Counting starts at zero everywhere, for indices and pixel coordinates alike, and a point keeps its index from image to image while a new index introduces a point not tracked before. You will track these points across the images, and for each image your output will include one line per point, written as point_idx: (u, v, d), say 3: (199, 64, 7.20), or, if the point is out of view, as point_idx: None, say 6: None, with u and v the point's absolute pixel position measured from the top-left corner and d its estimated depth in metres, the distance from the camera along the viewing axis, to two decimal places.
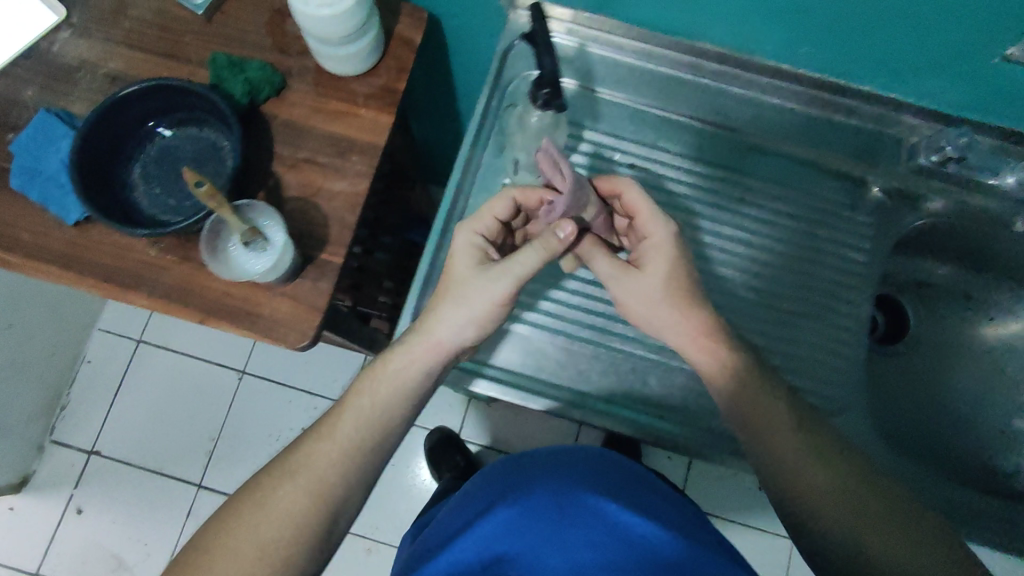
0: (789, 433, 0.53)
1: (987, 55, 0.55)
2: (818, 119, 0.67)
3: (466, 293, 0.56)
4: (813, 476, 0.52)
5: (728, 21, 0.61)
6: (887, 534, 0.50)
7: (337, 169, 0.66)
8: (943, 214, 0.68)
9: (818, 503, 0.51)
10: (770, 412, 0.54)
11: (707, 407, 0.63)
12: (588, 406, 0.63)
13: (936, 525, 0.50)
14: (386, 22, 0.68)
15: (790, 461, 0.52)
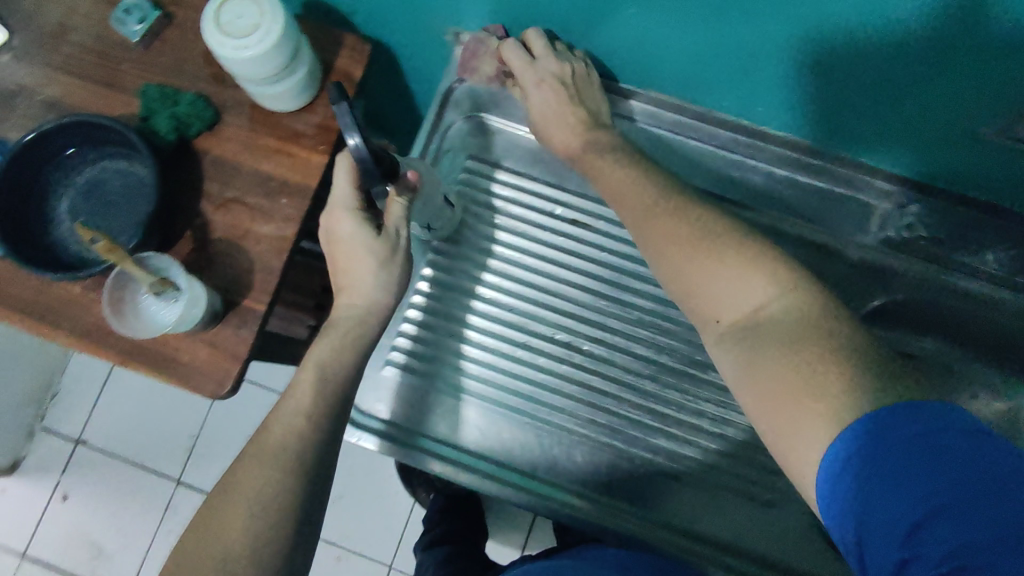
0: (701, 263, 0.53)
1: (935, 119, 0.55)
2: (783, 179, 0.66)
3: (361, 249, 0.57)
4: (734, 287, 0.51)
5: (678, 77, 0.61)
6: (789, 312, 0.48)
7: (266, 211, 0.63)
8: (902, 294, 0.67)
9: (736, 309, 0.51)
10: (729, 263, 0.51)
11: (615, 476, 0.69)
12: (500, 469, 0.69)
13: (835, 339, 0.46)
14: (325, 56, 0.65)
15: (724, 283, 0.51)
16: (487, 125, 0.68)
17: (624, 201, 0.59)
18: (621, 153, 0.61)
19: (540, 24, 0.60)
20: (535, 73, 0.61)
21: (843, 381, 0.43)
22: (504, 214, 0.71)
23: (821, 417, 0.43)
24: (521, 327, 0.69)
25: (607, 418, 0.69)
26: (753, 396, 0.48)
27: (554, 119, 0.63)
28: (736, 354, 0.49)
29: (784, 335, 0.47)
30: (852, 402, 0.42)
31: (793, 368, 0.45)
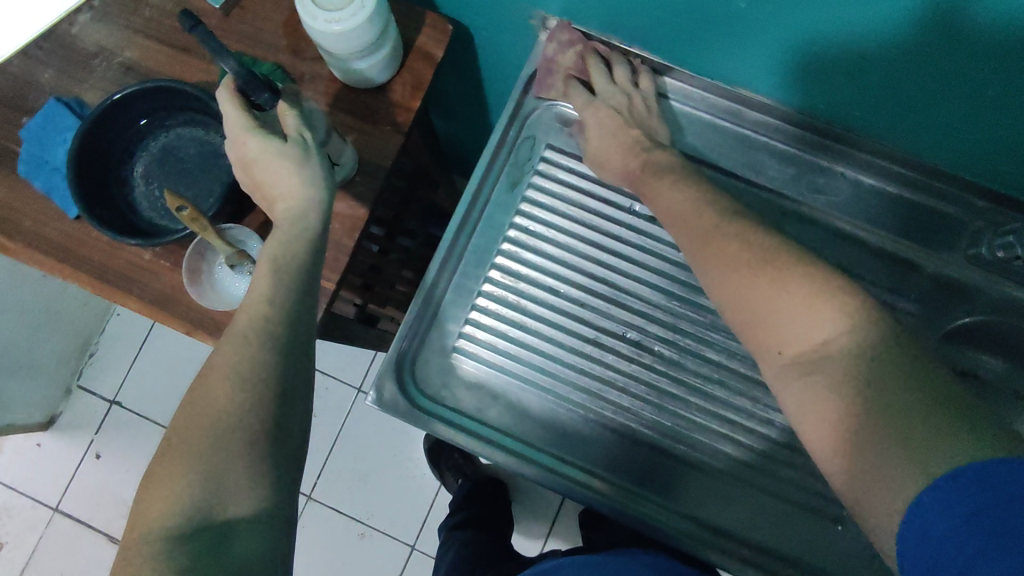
0: (782, 292, 0.43)
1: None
2: (866, 188, 0.65)
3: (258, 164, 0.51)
4: (803, 320, 0.42)
5: (774, 77, 0.59)
6: (836, 348, 0.40)
7: (338, 188, 0.62)
8: (996, 313, 0.64)
9: (805, 346, 0.42)
10: (797, 283, 0.42)
11: (680, 483, 0.64)
12: (550, 461, 0.63)
13: (932, 388, 0.37)
14: (405, 35, 0.64)
15: (795, 312, 0.42)
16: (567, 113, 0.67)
17: (680, 225, 0.51)
18: (671, 163, 0.56)
19: (627, 11, 0.57)
20: (608, 102, 0.61)
21: (949, 430, 0.35)
22: (574, 197, 0.66)
23: (908, 472, 0.35)
24: (576, 314, 0.65)
25: (665, 417, 0.64)
26: (826, 443, 0.40)
27: (617, 134, 0.60)
28: (806, 391, 0.41)
29: (855, 374, 0.39)
30: (950, 445, 0.35)
31: (862, 411, 0.38)
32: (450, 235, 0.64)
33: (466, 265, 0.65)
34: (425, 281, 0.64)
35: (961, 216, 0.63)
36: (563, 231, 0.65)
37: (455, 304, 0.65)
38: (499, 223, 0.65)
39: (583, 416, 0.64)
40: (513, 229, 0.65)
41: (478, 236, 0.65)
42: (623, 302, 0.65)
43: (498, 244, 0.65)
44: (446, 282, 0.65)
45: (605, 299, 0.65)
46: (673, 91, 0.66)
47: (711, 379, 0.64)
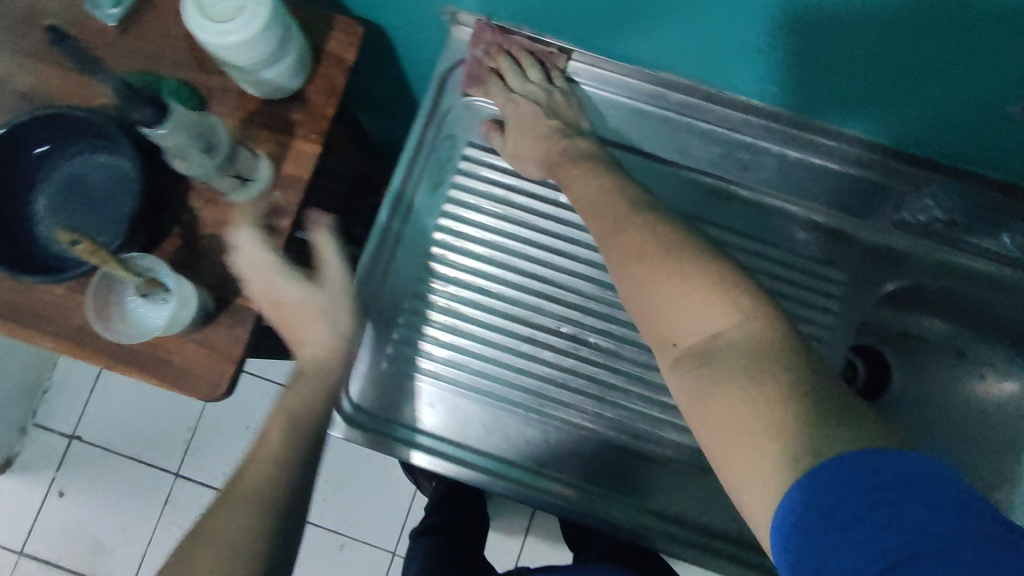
0: (676, 286, 0.43)
1: (966, 100, 0.52)
2: (792, 161, 0.63)
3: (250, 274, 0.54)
4: (699, 312, 0.42)
5: (691, 58, 0.58)
6: (735, 352, 0.40)
7: (256, 205, 0.60)
8: (928, 276, 0.64)
9: (698, 338, 0.42)
10: (694, 275, 0.43)
11: (632, 477, 0.63)
12: (493, 465, 0.62)
13: (817, 381, 0.38)
14: (314, 39, 0.62)
15: (691, 306, 0.43)
16: (484, 108, 0.64)
17: (590, 211, 0.52)
18: (586, 151, 0.56)
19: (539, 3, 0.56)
20: (516, 99, 0.61)
21: (834, 426, 0.37)
22: (499, 195, 0.64)
23: (782, 460, 0.36)
24: (527, 322, 0.64)
25: (606, 410, 0.64)
26: (712, 430, 0.40)
27: (530, 127, 0.59)
28: (697, 380, 0.41)
29: (745, 364, 0.39)
30: (845, 441, 0.36)
31: (746, 402, 0.39)
32: (372, 241, 0.61)
33: (394, 273, 0.63)
34: (353, 293, 0.62)
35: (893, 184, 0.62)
36: (492, 231, 0.64)
37: (387, 313, 0.63)
38: (425, 228, 0.63)
39: (539, 421, 0.64)
40: (440, 233, 0.64)
41: (403, 243, 0.63)
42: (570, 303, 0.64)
43: (426, 249, 0.64)
44: (375, 292, 0.63)
45: (552, 302, 0.64)
46: (588, 76, 0.64)
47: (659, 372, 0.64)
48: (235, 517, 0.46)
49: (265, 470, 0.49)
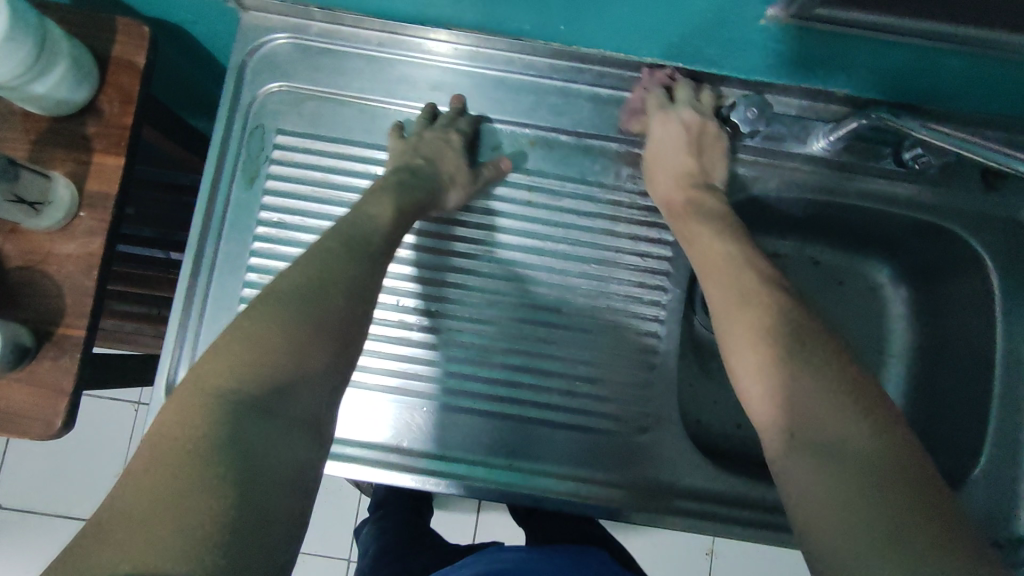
0: (814, 369, 0.40)
1: (750, 16, 0.48)
2: (605, 101, 0.61)
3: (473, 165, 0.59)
4: (822, 409, 0.39)
5: (469, 8, 0.54)
6: (853, 440, 0.37)
7: (63, 229, 0.57)
8: (767, 193, 0.61)
9: (812, 426, 0.38)
10: (821, 368, 0.40)
11: (519, 441, 0.58)
12: (349, 453, 0.58)
13: (919, 496, 0.34)
14: (96, 46, 0.58)
15: (806, 399, 0.39)
16: (285, 91, 0.60)
17: (711, 275, 0.50)
18: (714, 211, 0.54)
19: None
20: (681, 115, 0.57)
21: (936, 543, 0.32)
22: (317, 175, 0.59)
23: (896, 562, 0.32)
24: (508, 340, 0.59)
25: (461, 383, 0.59)
26: (813, 523, 0.35)
27: (676, 158, 0.57)
28: (813, 473, 0.37)
29: (858, 466, 0.36)
30: (937, 558, 0.32)
31: (858, 500, 0.34)
32: (193, 247, 0.58)
33: (219, 276, 0.58)
34: (178, 303, 0.57)
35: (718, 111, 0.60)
36: (312, 213, 0.59)
37: (214, 318, 0.58)
38: (247, 222, 0.59)
39: (493, 414, 0.58)
40: (261, 226, 0.59)
41: (225, 244, 0.59)
42: (500, 285, 0.60)
43: (248, 245, 0.59)
44: (201, 299, 0.58)
45: (491, 293, 0.59)
46: (379, 41, 0.60)
47: (570, 338, 0.59)
48: (365, 239, 0.50)
49: (387, 205, 0.53)
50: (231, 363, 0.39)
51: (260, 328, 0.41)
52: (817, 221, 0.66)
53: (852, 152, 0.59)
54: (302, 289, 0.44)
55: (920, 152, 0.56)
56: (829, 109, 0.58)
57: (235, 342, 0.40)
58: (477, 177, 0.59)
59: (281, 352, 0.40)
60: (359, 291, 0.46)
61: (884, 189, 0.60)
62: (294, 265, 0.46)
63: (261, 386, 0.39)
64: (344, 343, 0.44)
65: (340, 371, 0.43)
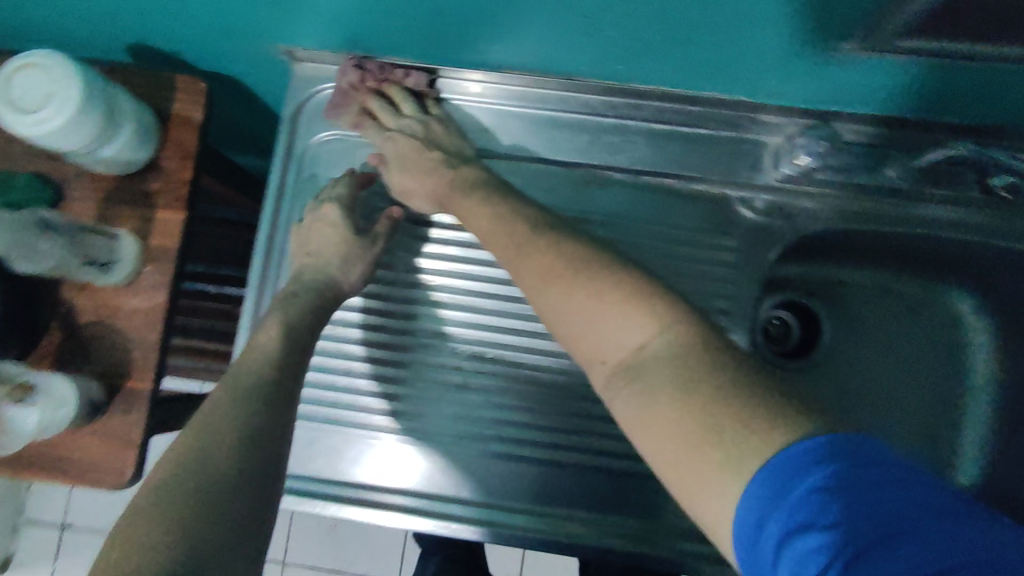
0: (585, 298, 0.42)
1: (822, 47, 0.45)
2: (661, 136, 0.58)
3: (313, 238, 0.58)
4: (620, 333, 0.40)
5: (523, 51, 0.52)
6: (648, 343, 0.39)
7: (129, 284, 0.58)
8: (835, 225, 0.59)
9: (627, 353, 0.40)
10: (609, 295, 0.41)
11: (572, 490, 0.59)
12: (408, 504, 0.59)
13: (725, 384, 0.35)
14: (157, 105, 0.60)
15: (611, 326, 0.41)
16: (336, 139, 0.62)
17: (496, 244, 0.50)
18: (481, 180, 0.54)
19: (349, 16, 0.51)
20: (404, 132, 0.59)
21: (742, 422, 0.33)
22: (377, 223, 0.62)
23: (712, 462, 0.33)
24: (562, 385, 0.60)
25: (518, 423, 0.60)
26: (649, 449, 0.37)
27: (415, 163, 0.58)
28: (628, 402, 0.38)
29: (658, 381, 0.37)
30: (751, 447, 0.32)
31: (670, 415, 0.36)
32: (251, 298, 0.59)
33: None
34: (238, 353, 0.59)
35: (780, 142, 0.57)
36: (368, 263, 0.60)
37: None
38: None
39: (551, 461, 0.60)
40: None
41: None
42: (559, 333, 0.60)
43: None
44: None
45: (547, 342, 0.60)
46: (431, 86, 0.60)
47: None
48: (237, 374, 0.49)
49: (273, 333, 0.53)
50: (122, 564, 0.37)
51: (155, 518, 0.40)
52: (873, 250, 0.63)
53: (927, 180, 0.56)
54: (183, 465, 0.43)
55: (1011, 180, 0.53)
56: (905, 136, 0.54)
57: (126, 538, 0.39)
58: (370, 230, 0.60)
59: (180, 538, 0.39)
60: (262, 446, 0.46)
61: (964, 217, 0.57)
62: (189, 425, 0.46)
63: (173, 567, 0.37)
64: (253, 506, 0.43)
65: (254, 530, 0.42)
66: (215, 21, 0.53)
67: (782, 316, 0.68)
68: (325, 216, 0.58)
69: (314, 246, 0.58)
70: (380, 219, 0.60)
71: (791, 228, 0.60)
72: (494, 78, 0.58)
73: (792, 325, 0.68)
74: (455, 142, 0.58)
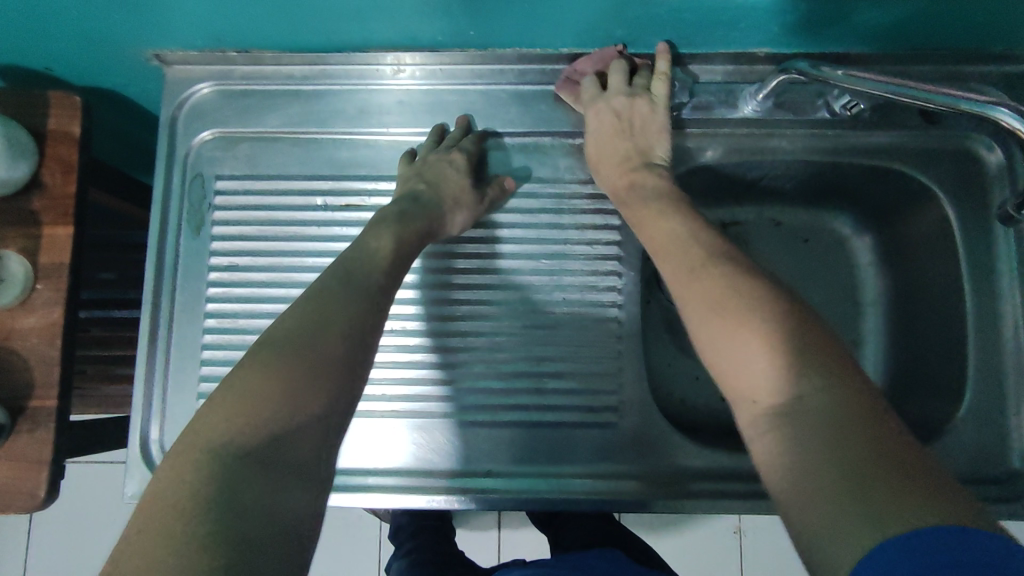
0: (756, 324, 0.40)
1: None
2: (532, 96, 0.61)
3: (447, 173, 0.57)
4: (771, 380, 0.38)
5: (379, 27, 0.55)
6: (806, 388, 0.37)
7: (22, 303, 0.58)
8: (711, 163, 0.61)
9: (776, 396, 0.37)
10: (757, 327, 0.40)
11: (489, 452, 0.58)
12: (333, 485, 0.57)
13: (876, 452, 0.33)
14: (30, 122, 0.60)
15: (754, 368, 0.39)
16: (216, 136, 0.61)
17: (668, 255, 0.48)
18: (658, 188, 0.53)
19: (206, 13, 0.53)
20: (611, 104, 0.56)
21: (899, 491, 0.31)
22: (261, 214, 0.60)
23: (860, 515, 0.31)
24: (471, 347, 0.59)
25: (431, 398, 0.59)
26: (779, 485, 0.35)
27: (608, 144, 0.56)
28: (777, 445, 0.36)
29: (814, 425, 0.35)
30: (914, 509, 0.31)
31: (819, 459, 0.34)
32: (148, 304, 0.59)
33: (177, 326, 0.59)
34: (141, 359, 0.58)
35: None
36: (262, 252, 0.60)
37: (178, 369, 0.59)
38: (198, 270, 0.60)
39: (469, 424, 0.58)
40: (213, 272, 0.60)
41: (180, 294, 0.60)
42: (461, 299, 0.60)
43: (202, 292, 0.60)
44: (163, 350, 0.59)
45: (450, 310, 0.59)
46: (305, 74, 0.61)
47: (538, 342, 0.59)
48: (358, 269, 0.48)
49: (386, 237, 0.51)
50: (228, 414, 0.38)
51: (263, 380, 0.40)
52: (820, 186, 0.65)
53: (784, 109, 0.59)
54: (297, 337, 0.42)
55: (850, 99, 0.57)
56: (754, 69, 0.58)
57: (235, 392, 0.39)
58: (485, 199, 0.59)
59: (276, 404, 0.39)
60: (356, 334, 0.44)
61: (825, 139, 0.60)
62: (298, 305, 0.44)
63: (255, 441, 0.37)
64: (339, 390, 0.41)
65: (337, 414, 0.41)
66: (73, 34, 0.54)
67: None
68: (455, 155, 0.58)
69: (430, 181, 0.56)
70: (493, 184, 0.59)
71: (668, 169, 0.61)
72: (363, 58, 0.59)
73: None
74: (651, 138, 0.56)
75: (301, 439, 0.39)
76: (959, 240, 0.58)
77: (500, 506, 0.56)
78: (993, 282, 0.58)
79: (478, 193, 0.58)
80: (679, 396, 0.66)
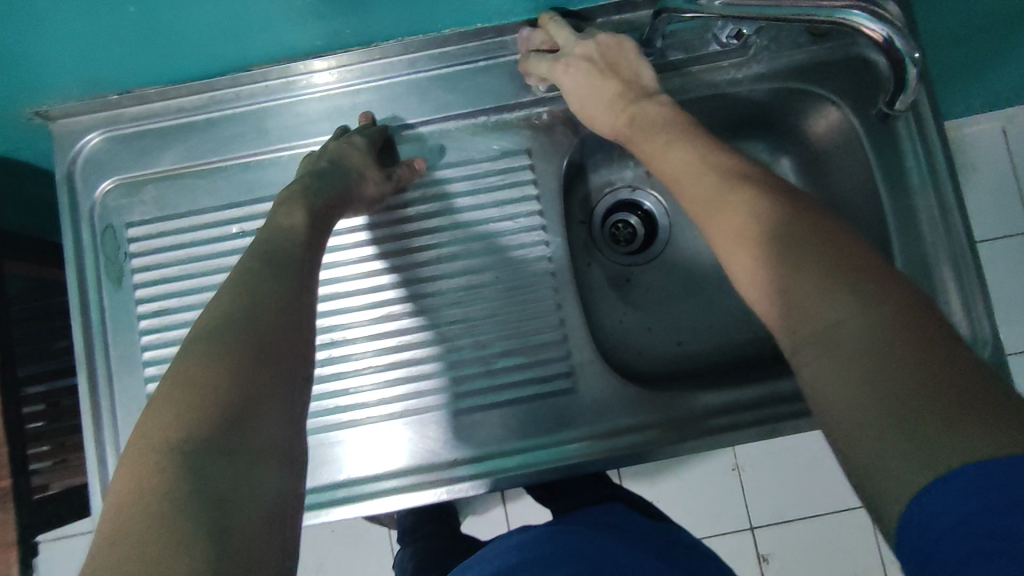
0: (822, 250, 0.37)
1: None
2: (428, 82, 0.60)
3: (346, 154, 0.54)
4: (811, 300, 0.36)
5: (256, 43, 0.54)
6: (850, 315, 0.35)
7: None
8: None
9: (813, 315, 0.36)
10: (780, 259, 0.38)
11: (454, 441, 0.58)
12: (317, 501, 0.58)
13: (932, 376, 0.31)
14: None
15: (788, 290, 0.38)
16: (117, 186, 0.60)
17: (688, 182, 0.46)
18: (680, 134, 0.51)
19: (73, 61, 0.51)
20: (576, 54, 0.53)
21: (959, 419, 0.30)
22: (180, 253, 0.59)
23: (904, 444, 0.31)
24: (415, 343, 0.59)
25: (386, 400, 0.59)
26: (832, 422, 0.34)
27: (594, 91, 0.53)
28: (827, 373, 0.34)
29: (862, 353, 0.33)
30: (965, 438, 0.29)
31: (865, 389, 0.33)
32: (83, 364, 0.58)
33: (119, 381, 0.59)
34: (87, 422, 0.58)
35: None
36: (188, 290, 0.59)
37: (128, 423, 0.58)
38: (128, 322, 0.59)
39: (430, 419, 0.58)
40: (143, 320, 0.59)
41: (115, 348, 0.59)
42: (398, 295, 0.59)
43: (137, 342, 0.59)
44: (109, 406, 0.58)
45: (390, 308, 0.59)
46: (194, 103, 0.60)
47: (480, 324, 0.59)
48: (277, 251, 0.47)
49: (299, 214, 0.50)
50: (179, 410, 0.36)
51: (206, 369, 0.38)
52: (734, 116, 0.65)
53: (676, 49, 0.59)
54: (230, 322, 0.40)
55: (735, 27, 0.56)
56: (639, 15, 0.58)
57: (180, 387, 0.37)
58: (391, 178, 0.57)
59: (228, 389, 0.37)
60: (290, 311, 0.43)
61: (722, 69, 0.60)
62: (223, 293, 0.42)
63: (217, 427, 0.36)
64: (289, 364, 0.40)
65: (295, 392, 0.40)
66: None
67: (624, 220, 0.71)
68: (353, 139, 0.56)
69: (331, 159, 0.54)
70: (401, 166, 0.58)
71: (575, 130, 0.61)
72: (249, 76, 0.58)
73: (636, 224, 0.71)
74: (631, 65, 0.54)
75: (265, 421, 0.37)
76: (868, 147, 0.59)
77: (475, 492, 0.57)
78: (905, 177, 0.59)
79: (386, 173, 0.57)
80: (633, 349, 0.67)
